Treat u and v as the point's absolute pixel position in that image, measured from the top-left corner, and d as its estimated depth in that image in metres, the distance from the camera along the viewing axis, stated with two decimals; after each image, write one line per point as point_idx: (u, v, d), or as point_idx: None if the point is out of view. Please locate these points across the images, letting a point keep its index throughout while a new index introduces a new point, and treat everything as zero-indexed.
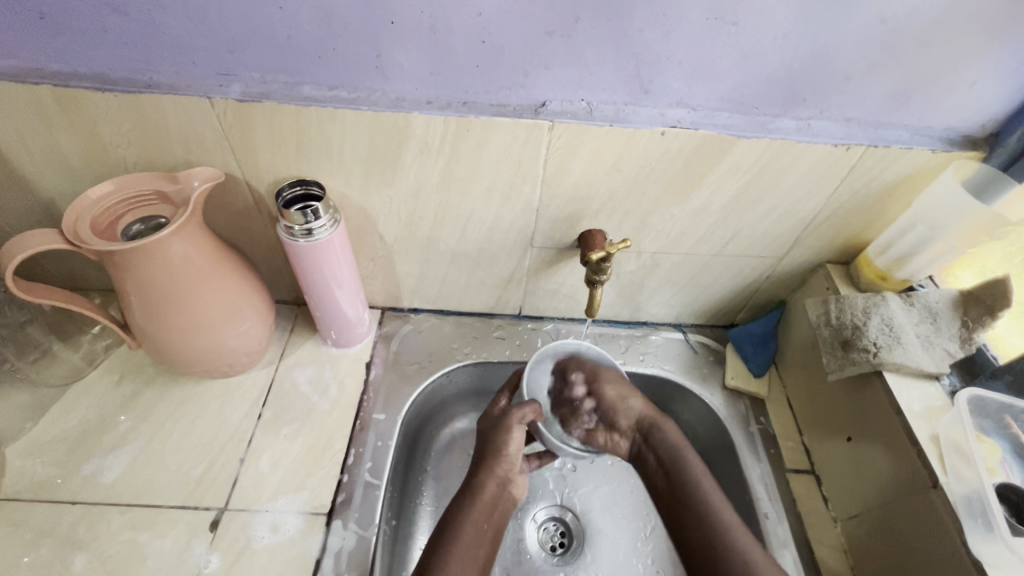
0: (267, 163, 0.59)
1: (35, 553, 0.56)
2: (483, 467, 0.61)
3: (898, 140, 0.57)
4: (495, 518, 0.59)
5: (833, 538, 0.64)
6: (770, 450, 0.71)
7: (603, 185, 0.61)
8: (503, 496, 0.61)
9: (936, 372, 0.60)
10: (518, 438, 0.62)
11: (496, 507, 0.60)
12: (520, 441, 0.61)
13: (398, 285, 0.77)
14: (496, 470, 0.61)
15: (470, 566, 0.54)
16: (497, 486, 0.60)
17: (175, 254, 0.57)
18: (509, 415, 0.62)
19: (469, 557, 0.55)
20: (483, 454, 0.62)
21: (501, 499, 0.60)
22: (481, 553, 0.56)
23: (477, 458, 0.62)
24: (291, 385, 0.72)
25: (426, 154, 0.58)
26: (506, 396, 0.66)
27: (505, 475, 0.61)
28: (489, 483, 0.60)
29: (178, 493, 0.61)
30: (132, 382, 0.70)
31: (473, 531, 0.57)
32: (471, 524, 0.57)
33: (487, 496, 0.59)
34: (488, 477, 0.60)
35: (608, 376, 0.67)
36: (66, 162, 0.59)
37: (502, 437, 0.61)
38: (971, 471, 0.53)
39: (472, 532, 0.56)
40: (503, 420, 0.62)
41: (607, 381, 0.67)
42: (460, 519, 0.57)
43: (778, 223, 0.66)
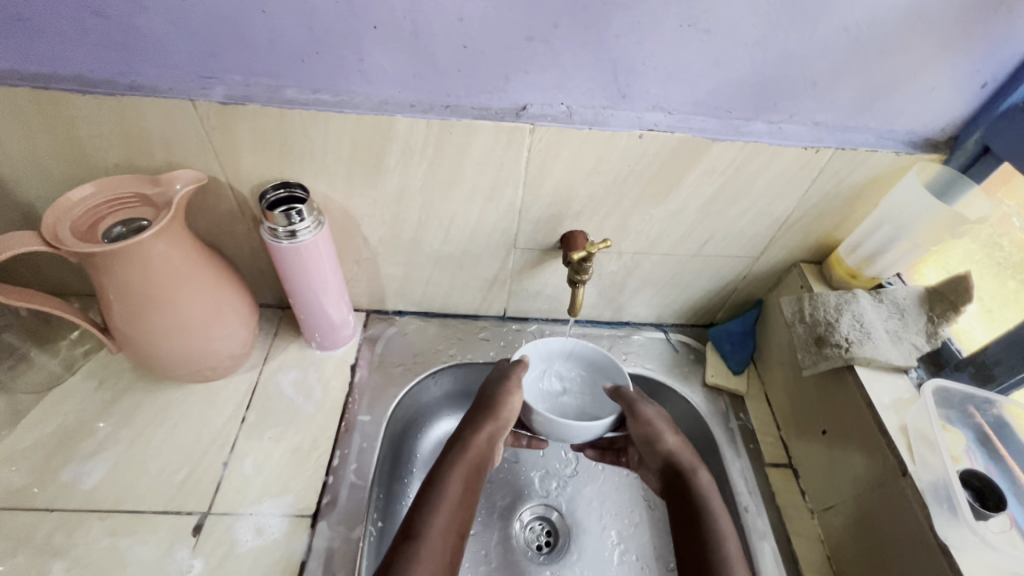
0: (251, 166, 0.59)
1: (11, 562, 0.55)
2: (478, 423, 0.65)
3: (865, 142, 0.59)
4: (477, 476, 0.63)
5: (811, 530, 0.66)
6: (750, 445, 0.73)
7: (583, 187, 0.63)
8: (489, 452, 0.65)
9: (904, 366, 0.63)
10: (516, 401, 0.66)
11: (481, 462, 0.64)
12: (517, 402, 0.66)
13: (383, 287, 0.77)
14: (487, 428, 0.64)
15: (452, 519, 0.58)
16: (486, 441, 0.64)
17: (157, 256, 0.57)
18: (510, 378, 0.68)
19: (456, 511, 0.58)
20: (478, 412, 0.66)
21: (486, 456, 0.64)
22: (463, 510, 0.59)
23: (472, 415, 0.66)
24: (275, 388, 0.72)
25: (410, 156, 0.59)
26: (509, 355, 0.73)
27: (496, 433, 0.65)
28: (478, 439, 0.64)
29: (160, 498, 0.61)
30: (112, 387, 0.70)
31: (461, 487, 0.60)
32: (456, 480, 0.60)
33: (476, 448, 0.63)
34: (481, 428, 0.64)
35: (647, 412, 0.68)
36: (43, 164, 0.58)
37: (503, 390, 0.66)
38: (936, 458, 0.54)
39: (457, 487, 0.60)
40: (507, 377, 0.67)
41: (642, 417, 0.67)
42: (448, 476, 0.60)
43: (752, 223, 0.68)
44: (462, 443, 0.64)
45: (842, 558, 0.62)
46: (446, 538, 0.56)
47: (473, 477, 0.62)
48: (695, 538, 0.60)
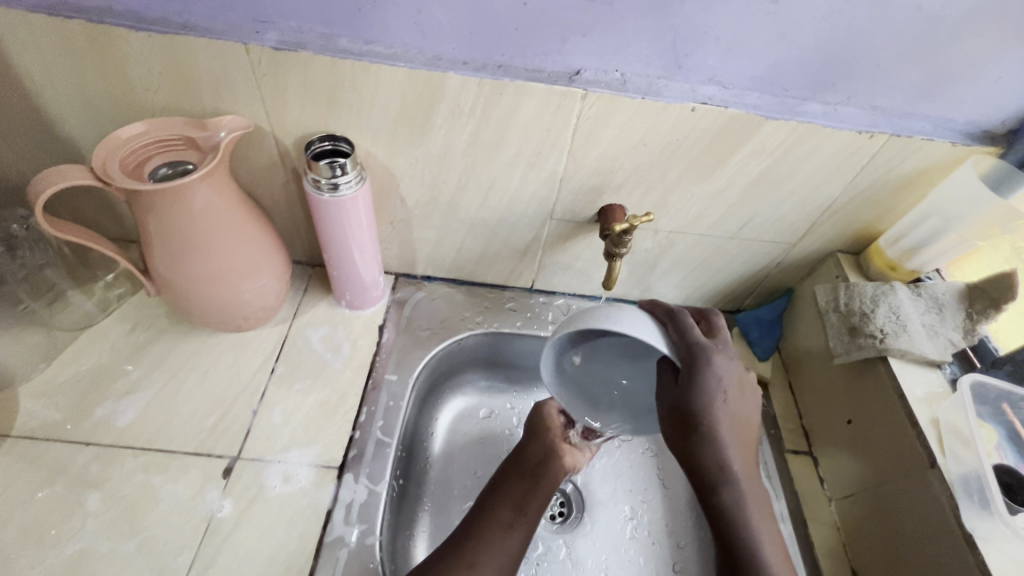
0: (297, 116, 0.59)
1: (49, 490, 0.56)
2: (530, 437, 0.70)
3: (922, 130, 0.58)
4: (545, 486, 0.65)
5: (827, 516, 0.66)
6: (771, 430, 0.73)
7: (629, 159, 0.62)
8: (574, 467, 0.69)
9: (938, 360, 0.62)
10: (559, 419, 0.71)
11: (549, 473, 0.66)
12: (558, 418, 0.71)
13: (414, 251, 0.77)
14: (540, 438, 0.69)
15: (511, 524, 0.60)
16: (540, 449, 0.68)
17: (200, 201, 0.57)
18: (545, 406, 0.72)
19: (522, 511, 0.62)
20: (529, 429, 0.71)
21: (548, 465, 0.67)
22: (528, 513, 0.62)
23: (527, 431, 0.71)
24: (305, 343, 0.72)
25: (457, 114, 0.58)
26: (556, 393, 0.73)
27: (556, 445, 0.68)
28: (532, 451, 0.68)
29: (191, 439, 0.62)
30: (145, 330, 0.70)
31: (522, 495, 0.63)
32: (518, 485, 0.64)
33: (534, 458, 0.67)
34: (535, 441, 0.69)
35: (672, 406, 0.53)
36: (91, 103, 0.58)
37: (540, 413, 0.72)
38: (970, 453, 0.54)
39: (517, 492, 0.64)
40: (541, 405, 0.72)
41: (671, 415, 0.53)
42: (508, 483, 0.65)
43: (794, 208, 0.67)
44: (520, 453, 0.68)
45: (856, 548, 0.62)
46: (507, 545, 0.58)
47: (534, 483, 0.65)
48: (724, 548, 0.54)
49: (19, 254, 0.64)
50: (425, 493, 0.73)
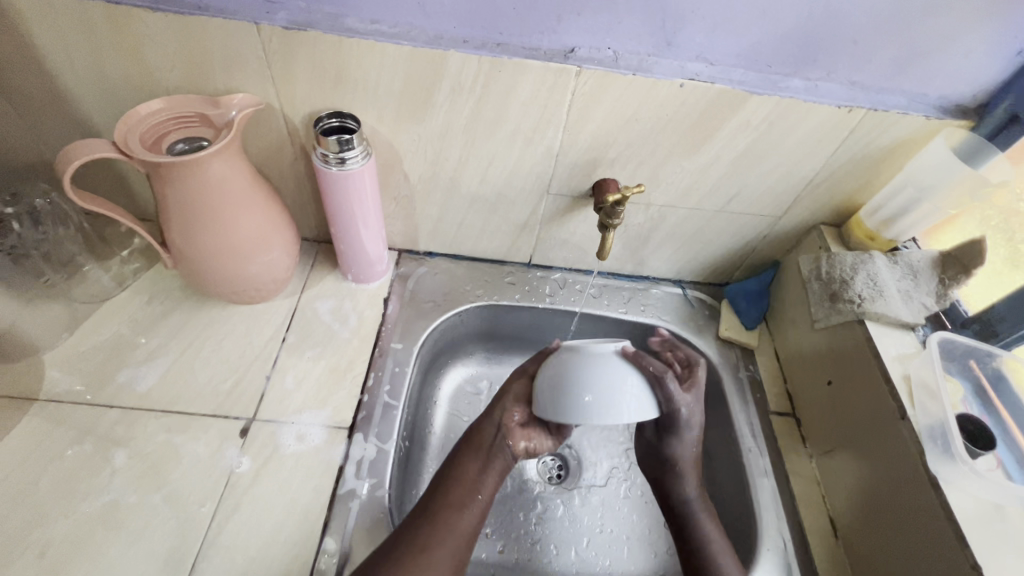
0: (305, 94, 0.62)
1: (78, 448, 0.60)
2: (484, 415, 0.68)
3: (897, 105, 0.61)
4: (495, 466, 0.65)
5: (809, 471, 0.70)
6: (757, 394, 0.77)
7: (621, 135, 0.65)
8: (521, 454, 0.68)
9: (912, 323, 0.66)
10: (517, 393, 0.69)
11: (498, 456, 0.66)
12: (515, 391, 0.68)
13: (417, 227, 0.81)
14: (492, 415, 0.67)
15: (465, 508, 0.61)
16: (494, 434, 0.66)
17: (216, 175, 0.60)
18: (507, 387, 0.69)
19: (473, 491, 0.62)
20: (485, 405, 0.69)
21: (497, 451, 0.65)
22: (478, 492, 0.62)
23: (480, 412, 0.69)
24: (313, 314, 0.76)
25: (458, 91, 0.61)
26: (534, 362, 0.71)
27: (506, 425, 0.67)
28: (485, 437, 0.66)
29: (209, 402, 0.66)
30: (161, 302, 0.74)
31: (474, 473, 0.63)
32: (471, 466, 0.64)
33: (483, 437, 0.66)
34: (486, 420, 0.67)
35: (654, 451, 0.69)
36: (107, 82, 0.61)
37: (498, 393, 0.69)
38: (936, 405, 0.58)
39: (471, 470, 0.64)
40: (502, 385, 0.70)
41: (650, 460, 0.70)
42: (461, 462, 0.64)
43: (779, 182, 0.71)
44: (472, 432, 0.67)
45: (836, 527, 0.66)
46: (462, 527, 0.59)
47: (485, 463, 0.64)
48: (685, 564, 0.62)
49: (41, 218, 0.68)
50: (430, 456, 0.77)
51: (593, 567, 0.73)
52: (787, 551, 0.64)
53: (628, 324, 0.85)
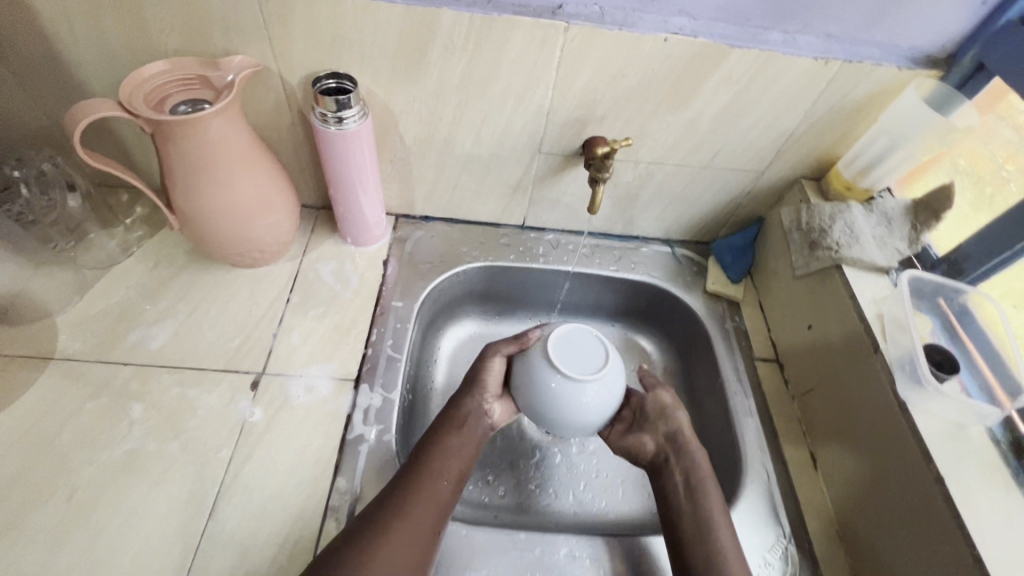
0: (302, 57, 0.64)
1: (97, 401, 0.63)
2: (464, 390, 0.67)
3: (871, 56, 0.64)
4: (468, 439, 0.64)
5: (790, 411, 0.75)
6: (742, 343, 0.81)
7: (609, 91, 0.68)
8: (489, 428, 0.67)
9: (886, 266, 0.70)
10: (496, 367, 0.68)
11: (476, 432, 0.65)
12: (497, 370, 0.68)
13: (413, 191, 0.83)
14: (473, 391, 0.67)
15: (441, 480, 0.59)
16: (476, 407, 0.66)
17: (217, 136, 0.62)
18: (485, 359, 0.69)
19: (452, 462, 0.61)
20: (465, 381, 0.68)
21: (473, 423, 0.65)
22: (457, 463, 0.61)
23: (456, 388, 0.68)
24: (315, 276, 0.78)
25: (450, 49, 0.63)
26: (512, 344, 0.69)
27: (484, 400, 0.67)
28: (463, 412, 0.66)
29: (219, 358, 0.68)
30: (166, 267, 0.76)
31: (454, 444, 0.62)
32: (451, 438, 0.63)
33: (464, 409, 0.66)
34: (467, 394, 0.67)
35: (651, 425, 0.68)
36: (107, 48, 0.63)
37: (479, 365, 0.69)
38: (905, 337, 0.63)
39: (452, 442, 0.63)
40: (482, 356, 0.70)
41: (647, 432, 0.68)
42: (440, 432, 0.63)
43: (760, 136, 0.74)
44: (452, 406, 0.66)
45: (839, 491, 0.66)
46: (436, 497, 0.57)
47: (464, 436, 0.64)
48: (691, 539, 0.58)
49: (48, 180, 0.73)
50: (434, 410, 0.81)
51: (590, 508, 0.78)
52: (770, 483, 0.68)
53: (619, 281, 0.88)
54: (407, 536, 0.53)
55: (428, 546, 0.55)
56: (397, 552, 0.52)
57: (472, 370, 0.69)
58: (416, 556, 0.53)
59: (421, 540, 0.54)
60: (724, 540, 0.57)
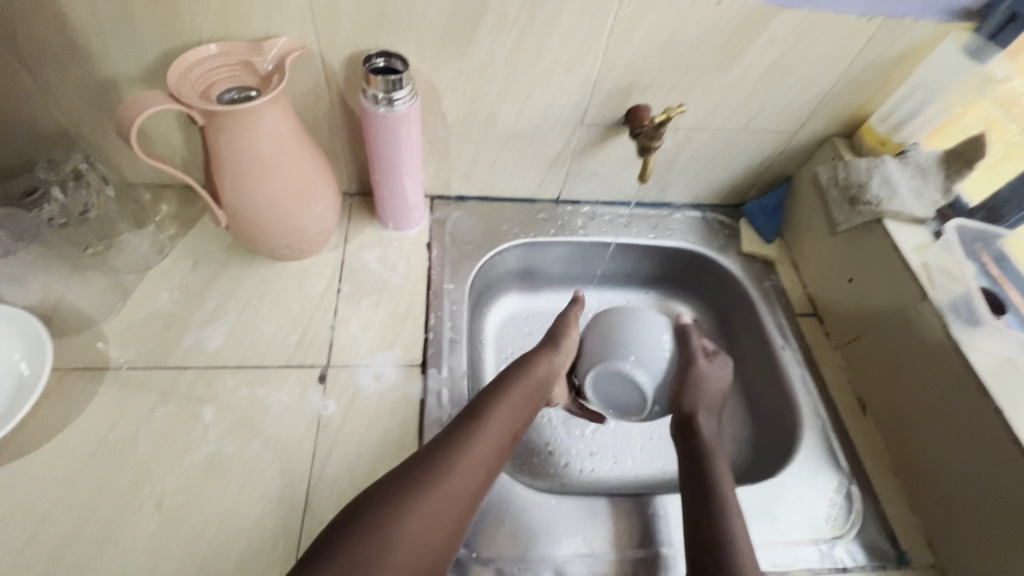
0: (347, 36, 0.61)
1: (165, 408, 0.61)
2: (534, 352, 0.69)
3: (911, 11, 0.66)
4: (533, 401, 0.65)
5: (835, 360, 0.79)
6: (781, 300, 0.84)
7: (658, 58, 0.67)
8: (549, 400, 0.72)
9: (923, 217, 0.73)
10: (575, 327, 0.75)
11: (538, 392, 0.66)
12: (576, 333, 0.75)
13: (450, 171, 0.81)
14: (551, 353, 0.70)
15: (491, 437, 0.58)
16: (547, 370, 0.68)
17: (269, 126, 0.60)
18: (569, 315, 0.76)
19: (506, 423, 0.60)
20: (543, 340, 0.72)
21: (546, 382, 0.67)
22: (511, 423, 0.61)
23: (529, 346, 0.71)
24: (362, 264, 0.77)
25: (503, 22, 0.61)
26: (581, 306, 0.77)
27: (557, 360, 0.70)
28: (526, 375, 0.65)
29: (281, 355, 0.67)
30: (207, 266, 0.73)
31: (510, 404, 0.62)
32: (510, 400, 0.62)
33: (538, 369, 0.67)
34: (544, 353, 0.69)
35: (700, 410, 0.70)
36: (133, 35, 0.59)
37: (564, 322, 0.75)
38: (957, 284, 0.67)
39: (509, 403, 0.62)
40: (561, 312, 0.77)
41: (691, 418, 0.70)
42: (504, 389, 0.63)
43: (798, 97, 0.75)
44: (526, 360, 0.68)
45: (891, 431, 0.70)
46: (482, 455, 0.56)
47: (531, 394, 0.65)
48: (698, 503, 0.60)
49: (85, 181, 0.68)
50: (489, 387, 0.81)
51: (649, 469, 0.80)
52: (826, 429, 0.72)
53: (656, 249, 0.90)
54: (449, 493, 0.53)
55: (465, 512, 0.54)
56: (436, 507, 0.52)
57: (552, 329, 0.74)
58: (453, 517, 0.53)
59: (463, 498, 0.54)
60: (729, 510, 0.58)
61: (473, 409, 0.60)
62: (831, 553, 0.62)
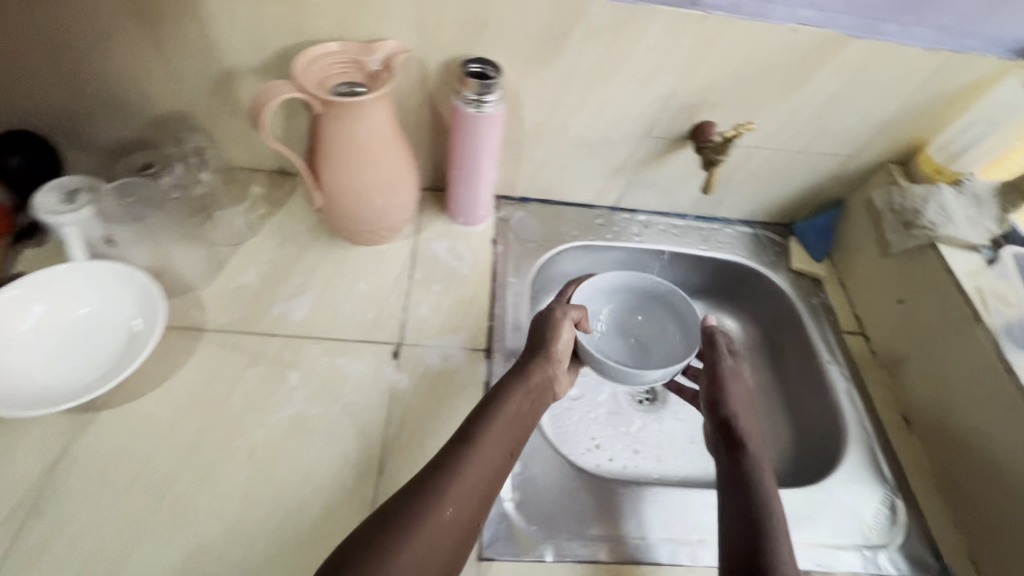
0: (447, 43, 0.67)
1: (256, 368, 0.67)
2: (526, 366, 0.66)
3: (974, 48, 0.69)
4: (527, 417, 0.63)
5: (882, 378, 0.81)
6: (829, 317, 0.87)
7: (729, 78, 0.72)
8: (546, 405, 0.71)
9: (977, 244, 0.76)
10: (566, 332, 0.71)
11: (532, 404, 0.64)
12: (566, 338, 0.70)
13: (518, 173, 0.86)
14: (544, 362, 0.67)
15: (485, 460, 0.56)
16: (540, 378, 0.66)
17: (374, 119, 0.65)
18: (560, 320, 0.71)
19: (501, 446, 0.58)
20: (536, 348, 0.69)
21: (539, 392, 0.66)
22: (505, 443, 0.59)
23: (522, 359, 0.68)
24: (432, 254, 0.82)
25: (592, 36, 0.67)
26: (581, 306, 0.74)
27: (551, 371, 0.68)
28: (516, 396, 0.62)
29: (359, 330, 0.72)
30: (293, 245, 0.79)
31: (503, 424, 0.60)
32: (502, 420, 0.60)
33: (529, 383, 0.65)
34: (535, 364, 0.66)
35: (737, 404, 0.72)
36: (259, 30, 0.66)
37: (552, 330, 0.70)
38: (1010, 306, 0.71)
39: (502, 423, 0.60)
40: (553, 319, 0.71)
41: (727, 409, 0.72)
42: (496, 407, 0.61)
43: (858, 123, 0.78)
44: (520, 372, 0.66)
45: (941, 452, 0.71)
46: (478, 479, 0.55)
47: (525, 411, 0.63)
48: (745, 509, 0.60)
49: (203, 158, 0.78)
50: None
51: (691, 470, 0.83)
52: (872, 443, 0.74)
53: (707, 260, 0.93)
54: (444, 524, 0.51)
55: (465, 538, 0.52)
56: (431, 538, 0.50)
57: (539, 337, 0.70)
58: (453, 544, 0.51)
59: (457, 531, 0.52)
60: (776, 518, 0.59)
61: (467, 431, 0.58)
62: (873, 559, 0.64)
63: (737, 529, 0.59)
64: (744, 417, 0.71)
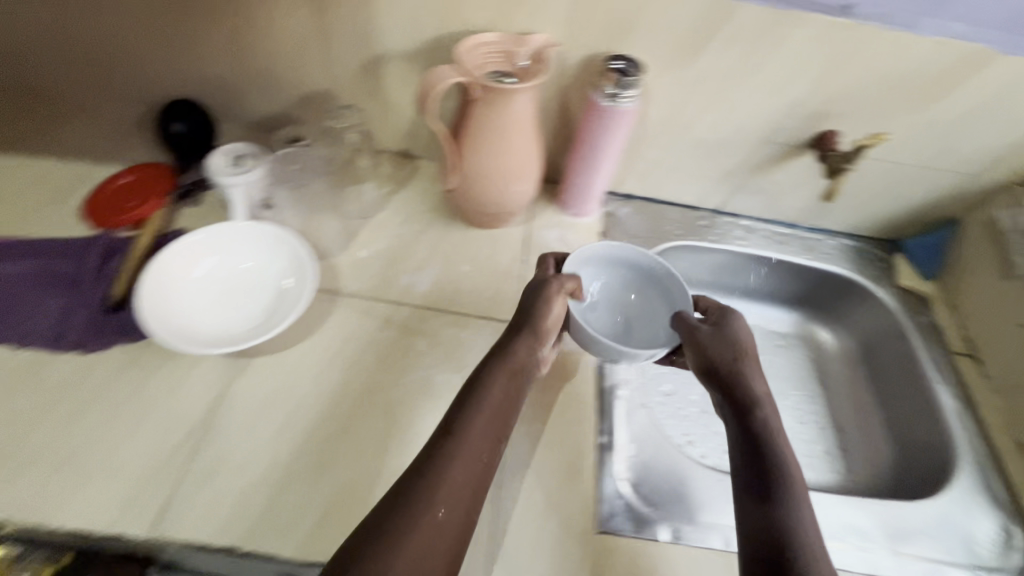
0: (592, 39, 0.71)
1: (388, 333, 0.71)
2: (507, 346, 0.61)
3: None
4: (510, 403, 0.58)
5: (994, 402, 0.79)
6: (936, 336, 0.85)
7: (863, 88, 0.73)
8: (626, 389, 0.70)
9: None
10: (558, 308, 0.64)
11: (519, 388, 0.59)
12: (560, 312, 0.64)
13: (630, 170, 0.89)
14: (530, 338, 0.61)
15: (472, 455, 0.52)
16: (528, 359, 0.61)
17: (522, 109, 0.69)
18: (550, 284, 0.65)
19: (484, 436, 0.54)
20: (520, 324, 0.63)
21: (527, 373, 0.60)
22: (489, 434, 0.54)
23: (504, 337, 0.62)
24: (544, 241, 0.85)
25: (734, 39, 0.69)
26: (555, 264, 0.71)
27: (537, 347, 0.62)
28: (496, 383, 0.57)
29: (479, 306, 0.76)
30: (416, 222, 0.84)
31: (484, 416, 0.55)
32: (482, 410, 0.55)
33: (511, 364, 0.59)
34: (518, 342, 0.61)
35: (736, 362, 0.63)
36: (418, 18, 0.71)
37: (544, 303, 0.63)
38: None
39: (484, 416, 0.55)
40: (544, 292, 0.64)
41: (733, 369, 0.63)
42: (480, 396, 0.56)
43: (989, 141, 0.77)
44: (503, 353, 0.60)
45: None
46: (463, 476, 0.51)
47: (510, 396, 0.58)
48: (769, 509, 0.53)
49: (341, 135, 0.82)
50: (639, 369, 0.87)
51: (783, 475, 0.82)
52: (983, 465, 0.73)
53: (808, 269, 0.93)
54: (433, 529, 0.48)
55: (458, 541, 0.49)
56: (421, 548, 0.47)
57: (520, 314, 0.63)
58: (446, 550, 0.48)
59: (453, 533, 0.48)
60: (804, 525, 0.52)
61: (449, 426, 0.54)
62: None
63: (764, 532, 0.52)
64: (756, 383, 0.61)
